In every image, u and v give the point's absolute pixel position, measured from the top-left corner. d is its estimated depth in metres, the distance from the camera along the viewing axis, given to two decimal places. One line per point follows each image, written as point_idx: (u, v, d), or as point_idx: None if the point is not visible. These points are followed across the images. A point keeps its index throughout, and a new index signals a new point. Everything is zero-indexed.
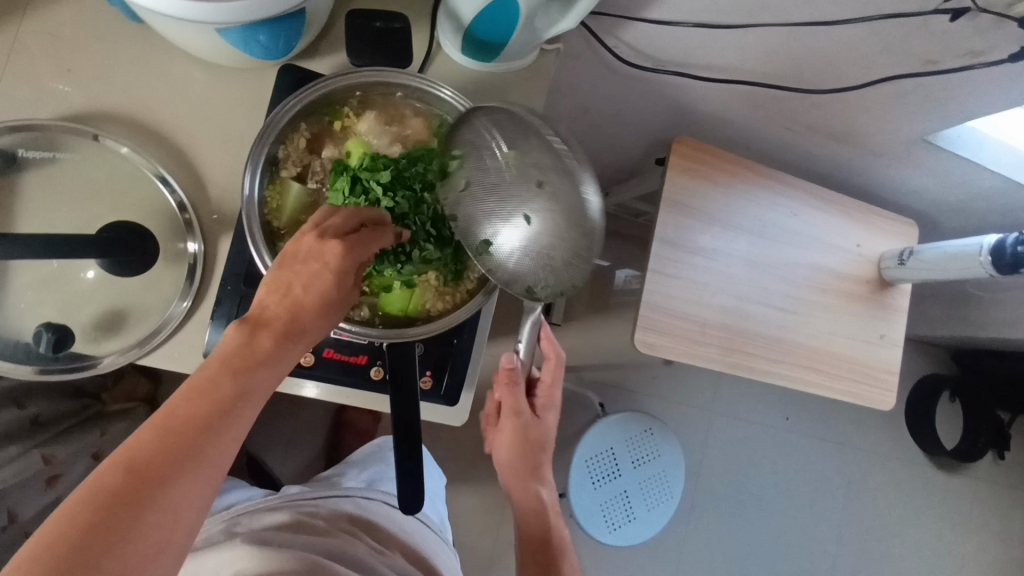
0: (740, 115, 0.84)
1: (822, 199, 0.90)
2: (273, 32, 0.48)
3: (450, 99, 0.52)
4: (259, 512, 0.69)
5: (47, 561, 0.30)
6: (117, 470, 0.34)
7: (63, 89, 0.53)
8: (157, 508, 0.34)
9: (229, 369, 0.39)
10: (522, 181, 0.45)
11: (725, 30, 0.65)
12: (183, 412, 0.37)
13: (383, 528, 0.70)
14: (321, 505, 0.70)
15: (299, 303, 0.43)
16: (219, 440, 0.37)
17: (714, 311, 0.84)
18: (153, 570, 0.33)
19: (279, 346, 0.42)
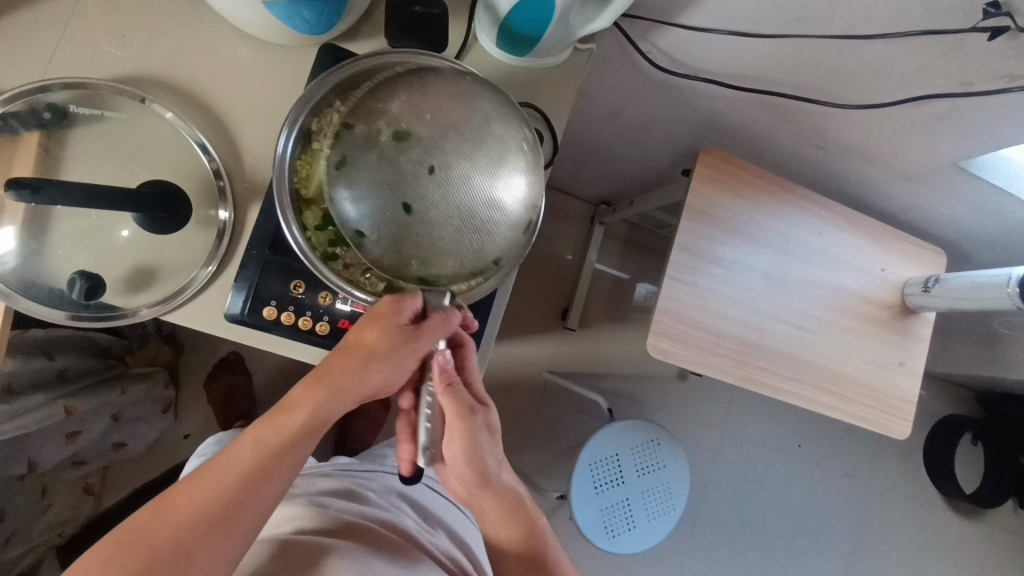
0: (770, 129, 0.84)
1: (848, 220, 0.89)
2: (317, 10, 0.50)
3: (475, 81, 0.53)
4: (311, 476, 0.71)
5: (135, 544, 0.43)
6: (168, 503, 0.45)
7: (118, 53, 0.56)
8: (215, 521, 0.45)
9: (289, 410, 0.49)
10: (484, 159, 0.45)
11: (758, 40, 0.65)
12: (234, 458, 0.47)
13: (429, 508, 0.73)
14: (370, 479, 0.72)
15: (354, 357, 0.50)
16: (270, 474, 0.48)
17: (731, 324, 0.84)
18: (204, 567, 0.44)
19: (330, 396, 0.50)
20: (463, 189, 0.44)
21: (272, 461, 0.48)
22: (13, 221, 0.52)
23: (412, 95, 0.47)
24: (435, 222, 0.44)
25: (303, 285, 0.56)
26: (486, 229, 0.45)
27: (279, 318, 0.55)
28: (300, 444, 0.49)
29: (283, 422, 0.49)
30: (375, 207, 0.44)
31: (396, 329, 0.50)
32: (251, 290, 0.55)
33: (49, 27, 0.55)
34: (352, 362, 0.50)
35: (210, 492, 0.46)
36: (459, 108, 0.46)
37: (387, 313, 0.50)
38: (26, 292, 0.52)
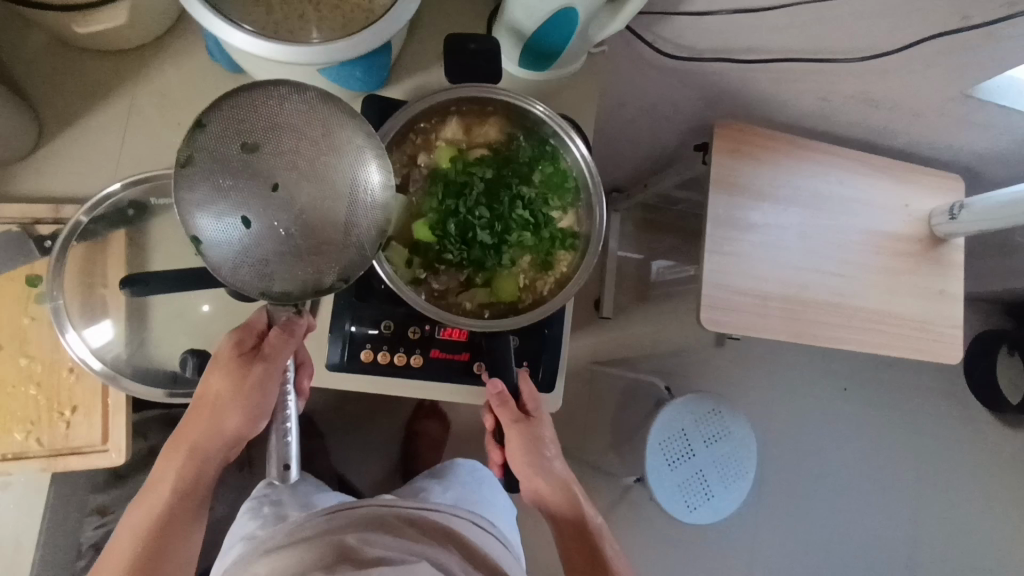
0: (776, 92, 0.87)
1: (866, 164, 0.93)
2: (366, 68, 0.54)
3: (543, 114, 0.55)
4: (354, 513, 0.68)
5: None
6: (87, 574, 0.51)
7: (176, 140, 0.58)
8: (146, 561, 0.51)
9: (180, 456, 0.53)
10: (334, 157, 0.42)
11: (760, 13, 0.69)
12: (150, 505, 0.53)
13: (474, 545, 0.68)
14: (417, 515, 0.69)
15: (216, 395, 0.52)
16: (179, 509, 0.52)
17: (775, 284, 0.87)
18: None
19: (205, 434, 0.52)
20: (317, 194, 0.42)
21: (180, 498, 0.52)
22: (116, 314, 0.55)
23: (243, 97, 0.42)
24: (296, 235, 0.42)
25: (392, 324, 0.58)
26: (348, 230, 0.43)
27: (376, 359, 0.59)
28: (201, 477, 0.53)
29: (174, 465, 0.53)
30: (221, 228, 0.41)
31: (228, 366, 0.51)
32: (347, 338, 0.58)
33: (109, 128, 0.58)
34: (203, 415, 0.52)
35: (134, 538, 0.52)
36: (295, 107, 0.42)
37: (224, 354, 0.51)
38: (139, 378, 0.55)
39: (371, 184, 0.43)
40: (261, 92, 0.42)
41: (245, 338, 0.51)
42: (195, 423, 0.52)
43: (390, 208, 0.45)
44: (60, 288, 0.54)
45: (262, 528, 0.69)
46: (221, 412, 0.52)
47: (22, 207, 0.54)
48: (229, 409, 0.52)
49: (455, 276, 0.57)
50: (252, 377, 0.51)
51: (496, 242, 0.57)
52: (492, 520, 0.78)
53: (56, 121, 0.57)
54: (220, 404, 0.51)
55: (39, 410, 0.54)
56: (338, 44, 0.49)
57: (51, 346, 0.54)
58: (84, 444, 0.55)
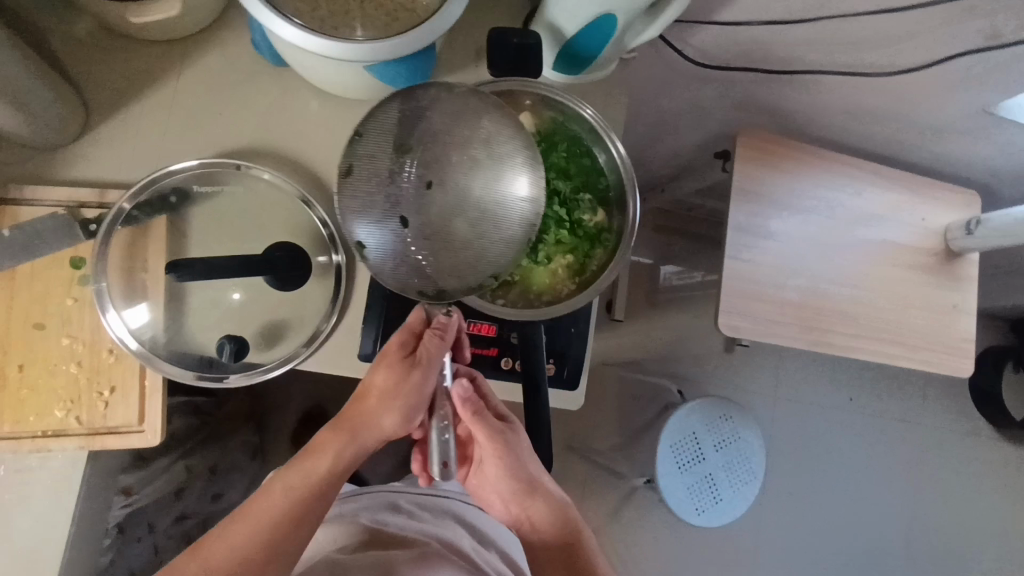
0: (799, 104, 0.88)
1: (885, 178, 0.94)
2: (412, 67, 0.56)
3: (591, 118, 0.58)
4: (367, 496, 0.75)
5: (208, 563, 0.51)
6: (213, 548, 0.52)
7: (219, 131, 0.60)
8: (278, 534, 0.52)
9: (332, 441, 0.55)
10: (483, 164, 0.42)
11: (792, 26, 0.70)
12: (285, 483, 0.54)
13: (479, 527, 0.75)
14: (425, 500, 0.75)
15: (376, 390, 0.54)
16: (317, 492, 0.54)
17: (793, 292, 0.88)
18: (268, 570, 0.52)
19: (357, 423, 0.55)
20: (467, 201, 0.42)
21: (320, 480, 0.54)
22: (154, 299, 0.57)
23: (397, 111, 0.43)
24: (448, 241, 0.42)
25: None
26: (494, 238, 0.43)
27: None
28: (342, 463, 0.55)
29: (327, 448, 0.55)
30: (377, 236, 0.42)
31: (393, 363, 0.53)
32: (378, 331, 0.59)
33: (154, 116, 0.59)
34: (366, 404, 0.55)
35: (269, 512, 0.53)
36: (448, 117, 0.42)
37: (390, 351, 0.53)
38: (173, 359, 0.56)
39: (520, 190, 0.43)
40: (411, 105, 0.43)
41: (409, 337, 0.54)
42: (354, 411, 0.55)
43: (534, 216, 0.45)
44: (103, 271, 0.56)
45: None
46: (380, 408, 0.54)
47: (70, 190, 0.56)
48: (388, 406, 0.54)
49: None
50: (412, 377, 0.53)
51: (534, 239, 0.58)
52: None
53: (105, 107, 0.58)
54: (381, 400, 0.53)
55: (78, 390, 0.55)
56: (385, 43, 0.51)
57: (92, 327, 0.56)
58: (120, 424, 0.56)
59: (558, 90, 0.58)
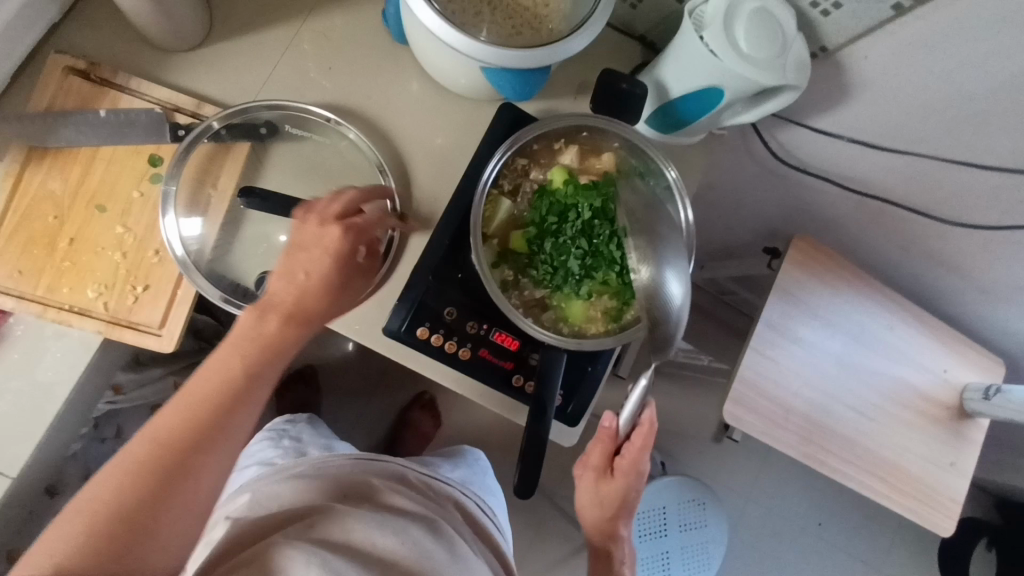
0: (859, 226, 0.90)
1: (920, 320, 0.94)
2: (523, 81, 0.57)
3: (671, 180, 0.59)
4: (375, 462, 0.71)
5: (157, 450, 0.45)
6: (151, 440, 0.45)
7: (324, 82, 0.62)
8: (229, 417, 0.47)
9: (273, 324, 0.50)
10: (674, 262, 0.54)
11: (879, 151, 0.73)
12: (226, 364, 0.49)
13: (482, 524, 0.73)
14: (431, 481, 0.73)
15: (307, 282, 0.51)
16: (261, 374, 0.49)
17: (802, 401, 0.88)
18: (220, 454, 0.47)
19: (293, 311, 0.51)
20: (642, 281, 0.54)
21: (265, 363, 0.50)
22: (211, 216, 0.58)
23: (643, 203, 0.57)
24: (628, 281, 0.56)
25: (455, 311, 0.60)
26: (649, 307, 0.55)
27: (430, 339, 0.60)
28: (286, 344, 0.51)
29: (270, 329, 0.50)
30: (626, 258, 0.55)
31: (343, 258, 0.52)
32: (408, 311, 0.60)
33: (270, 50, 0.61)
34: (297, 289, 0.51)
35: (216, 393, 0.48)
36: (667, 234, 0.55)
37: (341, 246, 0.51)
38: (210, 280, 0.57)
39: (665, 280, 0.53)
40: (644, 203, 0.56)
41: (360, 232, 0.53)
42: (283, 298, 0.51)
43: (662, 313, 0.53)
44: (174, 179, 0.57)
45: (281, 457, 0.75)
46: (325, 300, 0.52)
47: (170, 94, 0.58)
48: (319, 294, 0.52)
49: (535, 290, 0.60)
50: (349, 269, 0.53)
51: (581, 271, 0.58)
52: (494, 506, 0.81)
53: (228, 28, 0.61)
54: (326, 295, 0.52)
55: (115, 280, 0.56)
56: (509, 51, 0.53)
57: (148, 224, 0.57)
58: (141, 321, 0.57)
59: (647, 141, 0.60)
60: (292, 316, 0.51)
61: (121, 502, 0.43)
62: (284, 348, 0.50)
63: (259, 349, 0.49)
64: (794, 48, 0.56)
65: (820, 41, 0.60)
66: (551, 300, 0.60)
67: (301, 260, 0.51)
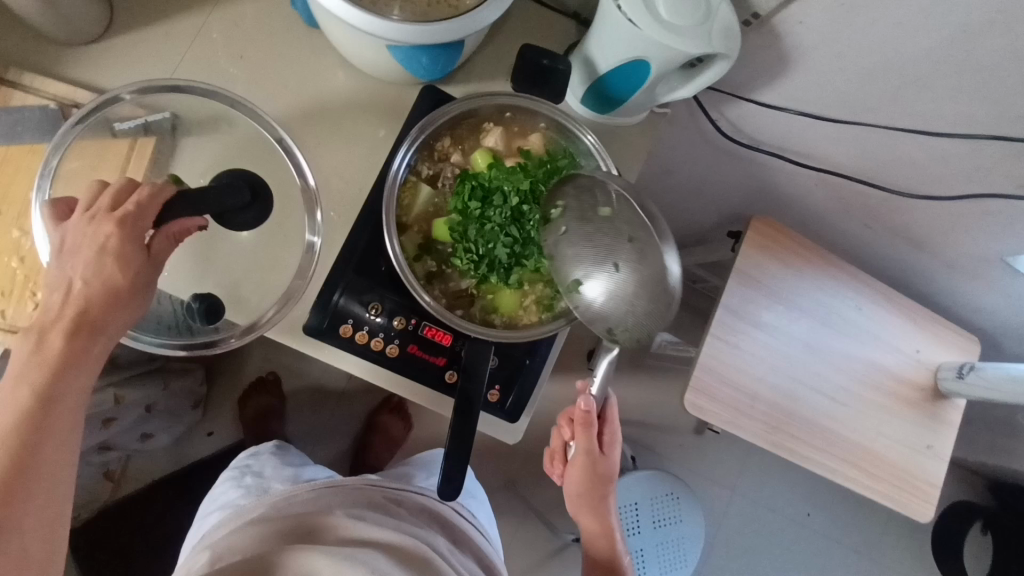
0: (820, 204, 0.87)
1: (889, 300, 0.91)
2: (435, 57, 0.54)
3: (589, 145, 0.57)
4: (342, 487, 0.70)
5: None
6: None
7: (234, 73, 0.60)
8: (47, 423, 0.48)
9: (64, 332, 0.48)
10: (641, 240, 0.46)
11: (828, 123, 0.70)
12: (23, 385, 0.47)
13: (459, 529, 0.71)
14: (400, 494, 0.70)
15: (87, 290, 0.48)
16: (69, 377, 0.48)
17: (768, 388, 0.85)
18: (54, 453, 0.48)
19: (81, 322, 0.48)
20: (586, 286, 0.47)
21: (70, 367, 0.48)
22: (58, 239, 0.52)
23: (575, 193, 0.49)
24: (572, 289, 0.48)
25: (378, 307, 0.57)
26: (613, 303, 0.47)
27: (353, 336, 0.58)
28: (92, 340, 0.49)
29: (60, 340, 0.48)
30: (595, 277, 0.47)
31: (125, 257, 0.48)
32: (329, 308, 0.58)
33: (175, 42, 0.59)
34: (72, 307, 0.48)
35: (19, 409, 0.47)
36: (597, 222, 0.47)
37: (117, 247, 0.48)
38: (157, 335, 0.55)
39: (601, 280, 0.46)
40: (582, 188, 0.49)
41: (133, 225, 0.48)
42: (66, 317, 0.48)
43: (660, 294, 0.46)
44: (52, 180, 0.54)
45: (245, 497, 0.71)
46: (112, 307, 0.49)
47: (67, 88, 0.56)
48: (103, 303, 0.49)
49: (461, 280, 0.57)
50: (132, 264, 0.49)
51: (509, 260, 0.54)
52: (473, 509, 0.77)
53: (129, 20, 0.58)
54: (111, 298, 0.49)
55: (12, 284, 0.54)
56: (411, 25, 0.50)
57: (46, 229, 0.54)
58: None
59: (574, 119, 0.57)
60: (80, 327, 0.48)
61: None
62: (79, 363, 0.49)
63: (57, 358, 0.48)
64: (719, 14, 0.53)
65: (750, 9, 0.57)
66: (479, 291, 0.57)
67: (72, 266, 0.48)
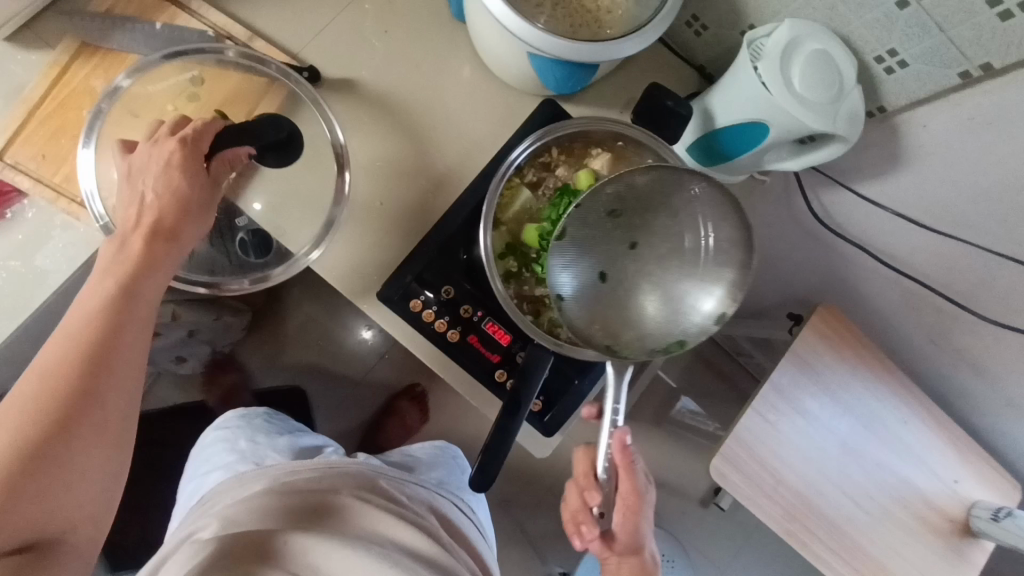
0: (890, 308, 0.85)
1: (938, 422, 0.89)
2: (566, 74, 0.57)
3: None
4: (344, 470, 0.68)
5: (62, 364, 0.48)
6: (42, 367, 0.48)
7: (374, 44, 0.63)
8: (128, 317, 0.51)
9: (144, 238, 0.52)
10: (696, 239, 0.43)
11: (923, 230, 0.70)
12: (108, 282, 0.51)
13: (459, 529, 0.71)
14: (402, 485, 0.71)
15: (156, 201, 0.53)
16: (150, 276, 0.52)
17: (796, 477, 0.83)
18: (133, 344, 0.51)
19: (155, 229, 0.53)
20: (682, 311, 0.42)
21: (150, 265, 0.52)
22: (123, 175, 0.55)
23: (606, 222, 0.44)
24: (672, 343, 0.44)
25: (451, 291, 0.59)
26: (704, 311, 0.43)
27: (421, 312, 0.59)
28: (171, 245, 0.53)
29: (140, 243, 0.52)
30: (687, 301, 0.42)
31: (190, 171, 0.53)
32: (405, 280, 0.59)
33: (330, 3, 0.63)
34: (148, 215, 0.53)
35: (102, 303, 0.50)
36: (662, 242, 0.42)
37: (181, 161, 0.53)
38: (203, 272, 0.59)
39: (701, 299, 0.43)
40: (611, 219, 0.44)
41: (195, 147, 0.54)
42: (143, 226, 0.53)
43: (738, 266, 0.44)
44: (196, 99, 0.58)
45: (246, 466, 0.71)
46: (183, 215, 0.54)
47: (225, 20, 0.60)
48: (175, 211, 0.53)
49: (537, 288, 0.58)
50: (197, 178, 0.53)
51: None
52: (471, 506, 0.80)
53: None
54: (181, 209, 0.53)
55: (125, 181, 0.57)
56: (557, 40, 0.53)
57: None
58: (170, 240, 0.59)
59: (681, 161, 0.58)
60: (156, 235, 0.53)
61: (33, 417, 0.47)
62: (157, 265, 0.53)
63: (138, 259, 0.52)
64: (848, 98, 0.54)
65: (877, 100, 0.58)
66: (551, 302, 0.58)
67: (142, 182, 0.52)
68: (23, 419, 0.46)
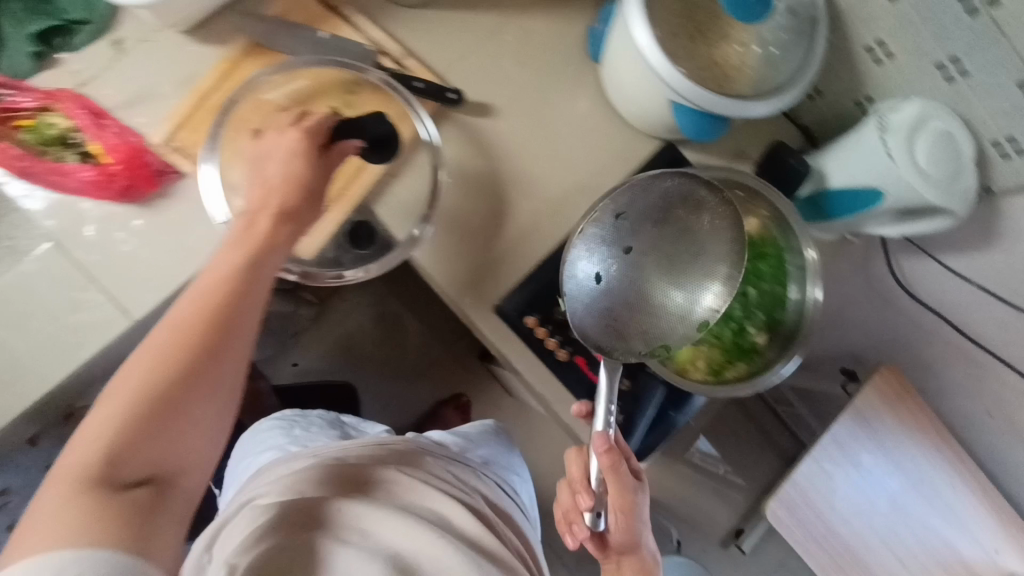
0: (952, 376, 0.88)
1: (987, 493, 0.90)
2: (696, 124, 0.60)
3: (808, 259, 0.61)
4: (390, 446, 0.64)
5: (190, 322, 0.46)
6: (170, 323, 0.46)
7: (512, 73, 0.67)
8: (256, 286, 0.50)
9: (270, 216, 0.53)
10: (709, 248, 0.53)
11: (1002, 305, 0.74)
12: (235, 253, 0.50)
13: (513, 516, 0.67)
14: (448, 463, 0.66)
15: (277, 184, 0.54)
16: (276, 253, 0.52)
17: (846, 528, 0.86)
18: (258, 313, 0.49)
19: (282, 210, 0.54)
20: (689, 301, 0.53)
21: (276, 244, 0.53)
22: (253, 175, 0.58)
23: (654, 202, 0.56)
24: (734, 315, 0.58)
25: (566, 313, 0.63)
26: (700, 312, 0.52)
27: (535, 329, 0.62)
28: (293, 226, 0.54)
29: (266, 222, 0.53)
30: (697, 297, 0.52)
31: (310, 160, 0.55)
32: (524, 297, 0.63)
33: (476, 31, 0.67)
34: (274, 197, 0.54)
35: (232, 271, 0.49)
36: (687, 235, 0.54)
37: (305, 149, 0.55)
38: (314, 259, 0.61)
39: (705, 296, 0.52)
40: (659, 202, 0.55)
41: (318, 137, 0.56)
42: (269, 209, 0.54)
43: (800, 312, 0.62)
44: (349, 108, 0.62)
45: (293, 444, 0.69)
46: (307, 200, 0.55)
47: (384, 37, 0.65)
48: (298, 195, 0.54)
49: None
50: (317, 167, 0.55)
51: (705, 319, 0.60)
52: (515, 487, 0.76)
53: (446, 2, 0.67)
54: (304, 194, 0.55)
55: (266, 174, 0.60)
56: (703, 92, 0.56)
57: None
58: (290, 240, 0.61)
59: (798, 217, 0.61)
60: (281, 217, 0.53)
61: (160, 373, 0.44)
62: (281, 243, 0.53)
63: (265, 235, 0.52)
64: (964, 178, 0.58)
65: (986, 179, 0.62)
66: None
67: (269, 167, 0.55)
68: (149, 366, 0.44)
